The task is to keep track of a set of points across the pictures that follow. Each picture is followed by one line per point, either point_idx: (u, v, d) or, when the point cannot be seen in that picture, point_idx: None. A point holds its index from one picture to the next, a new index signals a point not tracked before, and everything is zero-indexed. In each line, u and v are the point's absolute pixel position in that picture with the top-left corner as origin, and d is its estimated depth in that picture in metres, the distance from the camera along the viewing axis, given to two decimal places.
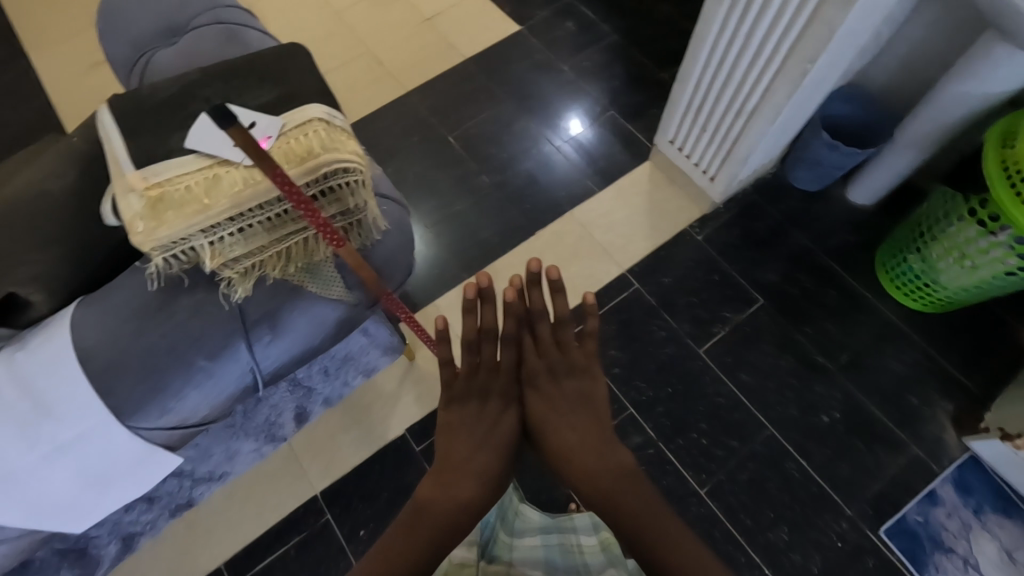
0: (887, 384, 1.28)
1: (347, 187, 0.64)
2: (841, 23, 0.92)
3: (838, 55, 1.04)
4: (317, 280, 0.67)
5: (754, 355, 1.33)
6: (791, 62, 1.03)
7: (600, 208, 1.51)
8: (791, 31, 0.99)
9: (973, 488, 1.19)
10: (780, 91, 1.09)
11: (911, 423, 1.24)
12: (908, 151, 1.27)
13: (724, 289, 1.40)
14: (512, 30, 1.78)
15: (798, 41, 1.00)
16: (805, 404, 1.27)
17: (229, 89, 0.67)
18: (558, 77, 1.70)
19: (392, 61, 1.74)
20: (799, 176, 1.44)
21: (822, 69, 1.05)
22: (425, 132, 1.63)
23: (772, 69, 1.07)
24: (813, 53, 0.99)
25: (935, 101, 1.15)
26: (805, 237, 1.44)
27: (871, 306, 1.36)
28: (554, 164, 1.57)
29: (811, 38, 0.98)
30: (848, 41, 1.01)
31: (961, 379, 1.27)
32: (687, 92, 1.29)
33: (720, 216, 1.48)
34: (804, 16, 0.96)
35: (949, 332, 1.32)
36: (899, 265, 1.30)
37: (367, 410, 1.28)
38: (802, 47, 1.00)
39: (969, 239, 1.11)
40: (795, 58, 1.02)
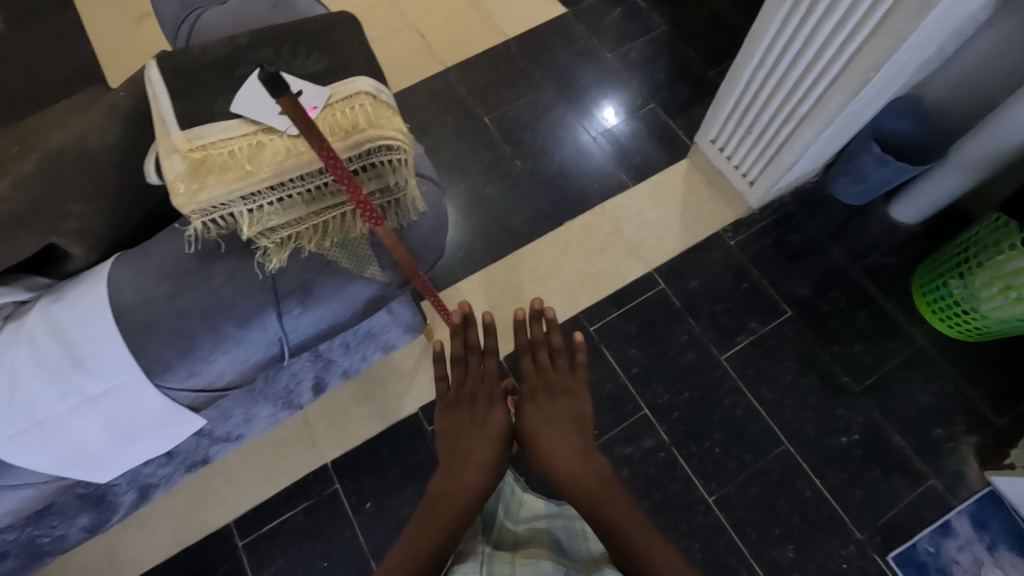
0: (912, 411, 1.25)
1: (389, 165, 0.63)
2: (911, 34, 0.88)
3: (900, 67, 1.00)
4: (351, 257, 0.66)
5: (776, 368, 1.30)
6: (850, 71, 1.00)
7: (632, 204, 1.48)
8: (855, 37, 0.95)
9: (990, 525, 1.16)
10: (834, 100, 1.05)
11: (931, 453, 1.21)
12: (959, 172, 1.23)
13: (752, 298, 1.37)
14: (557, 14, 1.73)
15: (861, 48, 0.96)
16: (824, 423, 1.25)
17: (279, 55, 0.66)
18: (601, 65, 1.66)
19: (434, 37, 1.72)
20: (841, 189, 1.40)
21: (883, 80, 1.01)
22: (461, 112, 1.61)
23: (829, 75, 1.03)
24: (877, 63, 0.95)
25: (995, 123, 1.10)
26: (841, 252, 1.40)
27: (903, 329, 1.32)
28: (589, 156, 1.54)
29: (876, 46, 0.93)
30: (914, 53, 0.97)
31: (989, 413, 1.24)
32: (735, 91, 1.24)
33: (755, 223, 1.44)
34: (871, 23, 0.91)
35: (983, 364, 1.28)
36: (937, 289, 1.26)
37: (382, 386, 1.29)
38: (864, 55, 0.96)
39: (1015, 270, 1.07)
40: (857, 66, 0.98)
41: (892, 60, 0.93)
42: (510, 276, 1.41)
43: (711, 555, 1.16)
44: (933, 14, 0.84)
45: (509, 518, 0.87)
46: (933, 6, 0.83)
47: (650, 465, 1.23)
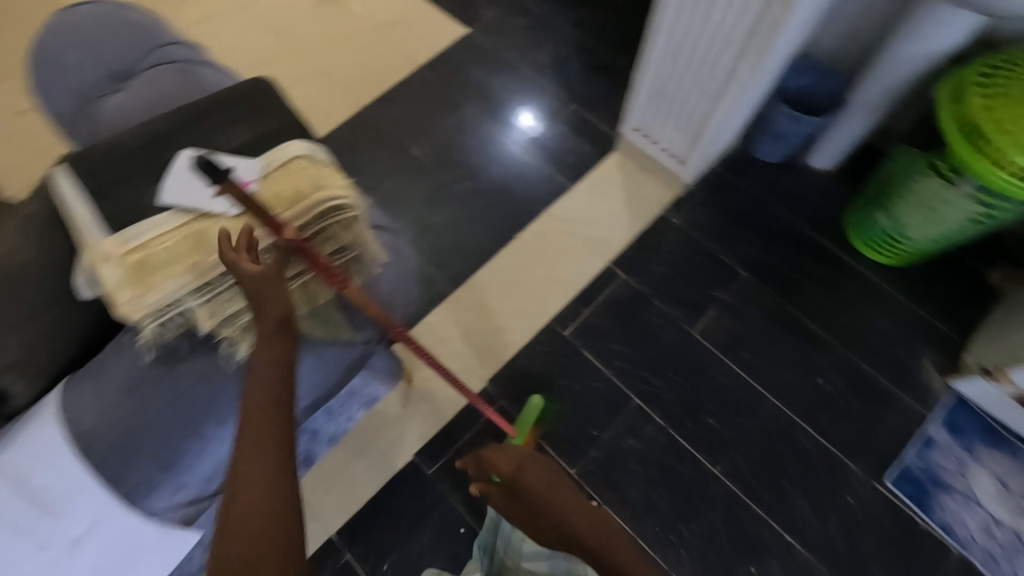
0: (873, 340, 1.33)
1: (342, 224, 0.61)
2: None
3: (794, 32, 1.08)
4: (322, 325, 0.63)
5: (748, 330, 1.36)
6: (754, 42, 1.06)
7: (578, 203, 1.50)
8: (752, 8, 1.02)
9: (963, 426, 1.25)
10: (744, 71, 1.12)
11: (900, 375, 1.30)
12: (861, 116, 1.33)
13: (710, 269, 1.42)
14: (462, 33, 1.76)
15: (759, 20, 1.03)
16: (801, 370, 1.31)
17: (201, 133, 0.63)
18: (516, 75, 1.69)
19: (344, 77, 1.69)
20: (763, 148, 1.50)
21: (782, 45, 1.08)
22: (390, 145, 1.59)
23: (735, 49, 1.10)
24: (775, 31, 1.02)
25: (886, 64, 1.20)
26: (777, 208, 1.48)
27: (848, 266, 1.41)
28: (526, 164, 1.56)
29: (773, 17, 1.01)
30: (803, 17, 1.05)
31: (938, 326, 1.34)
32: (648, 79, 1.29)
33: (694, 197, 1.50)
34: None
35: (921, 282, 1.38)
36: (868, 224, 1.35)
37: (374, 440, 1.25)
38: (764, 26, 1.03)
39: (932, 193, 1.14)
40: (758, 37, 1.05)
41: (788, 26, 1.01)
42: (476, 299, 1.39)
43: (731, 524, 1.19)
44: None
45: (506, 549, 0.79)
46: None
47: (654, 452, 1.25)
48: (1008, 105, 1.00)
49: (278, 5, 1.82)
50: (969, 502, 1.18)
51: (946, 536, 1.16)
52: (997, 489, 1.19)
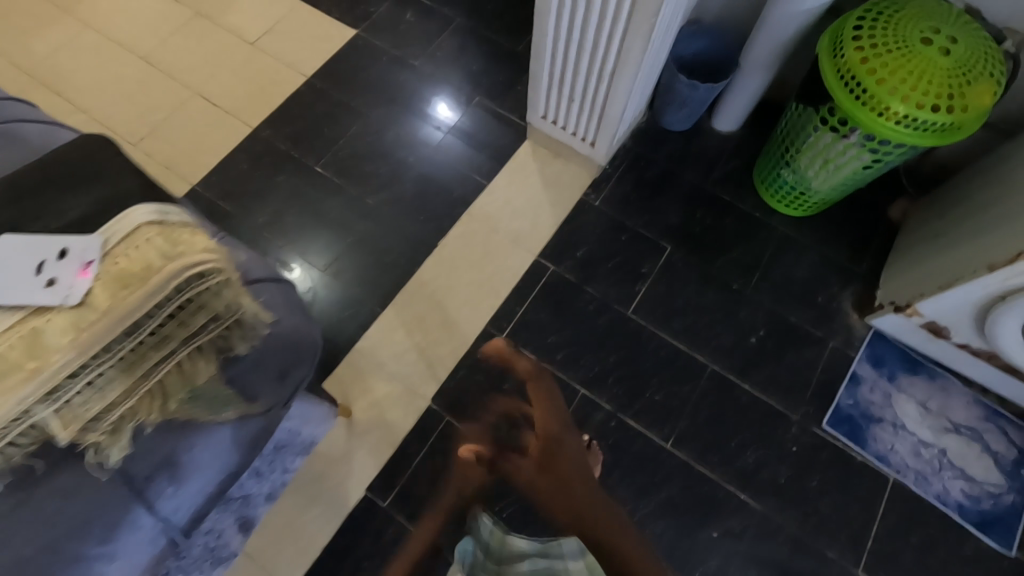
0: (797, 289, 1.38)
1: (209, 291, 0.53)
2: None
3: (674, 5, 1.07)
4: (209, 406, 0.56)
5: (680, 299, 1.37)
6: (636, 21, 1.04)
7: (496, 198, 1.47)
8: None
9: (884, 359, 1.32)
10: (632, 51, 1.10)
11: (825, 319, 1.35)
12: (755, 75, 1.35)
13: (636, 245, 1.42)
14: (350, 36, 1.67)
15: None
16: (735, 330, 1.34)
17: (20, 209, 0.53)
18: (414, 74, 1.62)
19: (227, 99, 1.57)
20: (671, 118, 1.49)
21: (665, 19, 1.07)
22: (289, 167, 1.49)
23: (619, 29, 1.07)
24: (654, 8, 1.00)
25: (770, 22, 1.22)
26: (691, 175, 1.50)
27: (763, 222, 1.45)
28: (437, 166, 1.50)
29: None
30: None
31: (851, 266, 1.40)
32: (545, 66, 1.26)
33: (611, 176, 1.49)
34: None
35: (832, 226, 1.44)
36: (775, 180, 1.39)
37: (321, 482, 1.19)
38: (642, 4, 1.01)
39: (827, 146, 1.18)
40: (638, 16, 1.03)
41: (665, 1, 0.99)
42: (407, 315, 1.34)
43: (688, 493, 1.21)
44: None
45: (491, 560, 0.77)
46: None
47: (606, 438, 1.25)
48: (882, 52, 1.02)
49: (140, 28, 1.66)
50: (897, 429, 1.26)
51: (881, 466, 1.23)
52: (920, 413, 1.27)
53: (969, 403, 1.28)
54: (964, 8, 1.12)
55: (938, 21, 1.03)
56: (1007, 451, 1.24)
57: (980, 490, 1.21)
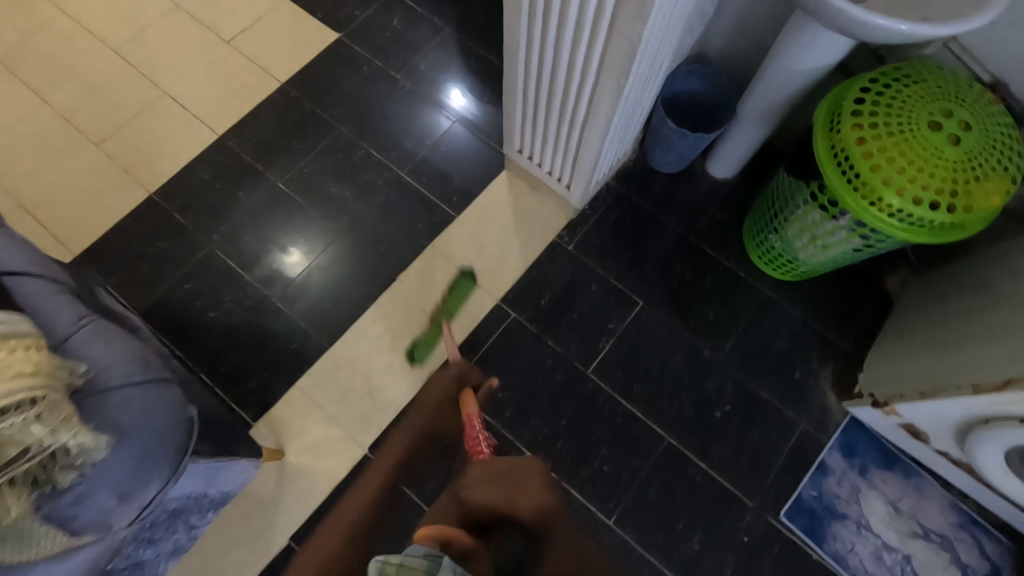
0: (772, 363, 1.28)
1: (22, 423, 0.58)
2: (641, 34, 0.82)
3: (651, 57, 0.96)
4: (14, 543, 0.59)
5: (644, 363, 1.28)
6: (605, 75, 0.93)
7: (463, 233, 1.39)
8: (595, 45, 0.88)
9: (858, 449, 1.22)
10: (602, 104, 0.99)
11: (798, 398, 1.25)
12: (751, 129, 1.23)
13: (605, 298, 1.33)
14: (332, 41, 1.58)
15: (604, 54, 0.90)
16: (698, 403, 1.25)
17: None
18: (392, 88, 1.53)
19: (196, 101, 1.50)
20: (658, 159, 1.38)
21: (639, 72, 0.96)
22: (252, 180, 1.43)
23: (588, 83, 0.97)
24: (624, 64, 0.89)
25: (765, 79, 1.10)
26: (674, 223, 1.39)
27: (746, 284, 1.34)
28: (404, 192, 1.43)
29: (616, 53, 0.88)
30: (656, 42, 0.92)
31: (835, 341, 1.29)
32: (518, 103, 1.16)
33: (588, 219, 1.40)
34: (603, 26, 0.84)
35: (821, 295, 1.33)
36: (762, 242, 1.28)
37: (244, 526, 1.15)
38: (610, 61, 0.90)
39: (816, 223, 1.06)
40: (607, 71, 0.92)
41: (636, 59, 0.88)
42: (354, 353, 1.28)
43: None
44: (652, 15, 0.79)
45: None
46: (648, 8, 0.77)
47: None
48: (882, 134, 0.90)
49: (115, 15, 1.59)
50: (861, 529, 1.17)
51: (837, 567, 1.15)
52: (889, 512, 1.18)
53: (944, 507, 1.18)
54: (990, 79, 0.98)
55: (952, 102, 0.90)
56: (978, 565, 1.14)
57: None
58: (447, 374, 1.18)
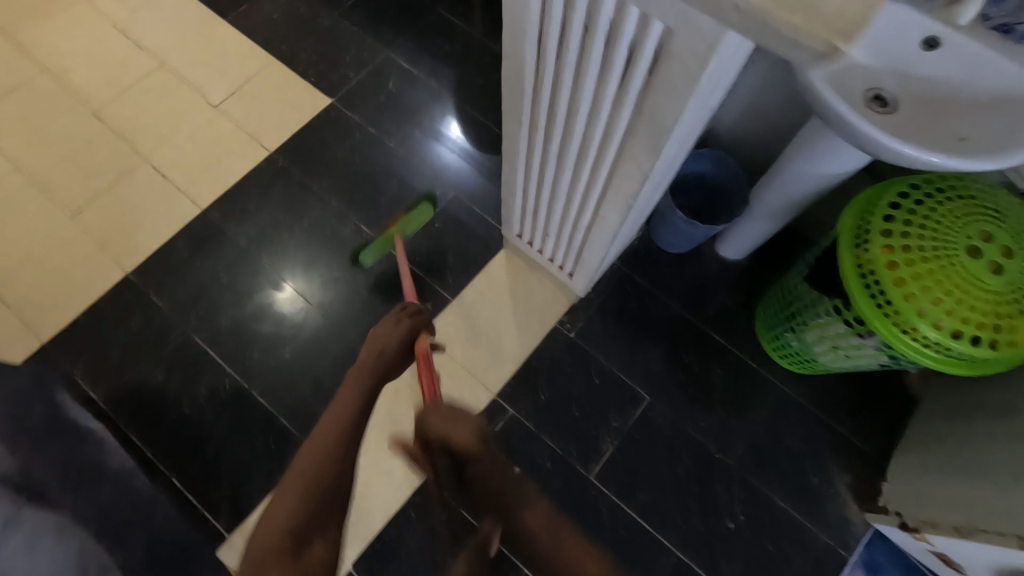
0: (788, 469, 1.19)
1: None
2: (653, 169, 0.72)
3: (662, 179, 0.86)
4: None
5: (651, 467, 1.19)
6: (611, 194, 0.83)
7: (457, 317, 1.31)
8: (602, 165, 0.79)
9: (881, 566, 1.13)
10: (608, 218, 0.90)
11: (816, 509, 1.16)
12: (766, 219, 1.16)
13: (608, 392, 1.25)
14: (324, 106, 1.51)
15: (612, 176, 0.81)
16: (708, 513, 1.16)
17: None
18: (386, 157, 1.46)
19: (178, 169, 1.43)
20: (664, 240, 1.31)
21: (651, 191, 0.86)
22: (235, 257, 1.36)
23: (594, 197, 0.88)
24: (633, 190, 0.79)
25: (784, 176, 1.03)
26: (681, 310, 1.31)
27: (759, 378, 1.26)
28: (396, 271, 1.36)
29: (623, 178, 0.78)
30: (671, 165, 0.82)
31: (855, 444, 1.21)
32: (517, 196, 1.08)
33: (590, 303, 1.32)
34: (611, 150, 0.75)
35: (840, 392, 1.24)
36: (776, 335, 1.20)
37: None
38: (618, 184, 0.81)
39: (840, 335, 0.99)
40: (615, 192, 0.83)
41: (646, 188, 0.78)
42: None
43: None
44: (665, 153, 0.68)
45: None
46: (661, 145, 0.67)
47: None
48: (916, 259, 0.82)
49: (97, 76, 1.51)
50: None
51: None
52: None
53: None
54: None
55: (991, 224, 0.83)
56: None
57: None
58: (394, 325, 0.89)
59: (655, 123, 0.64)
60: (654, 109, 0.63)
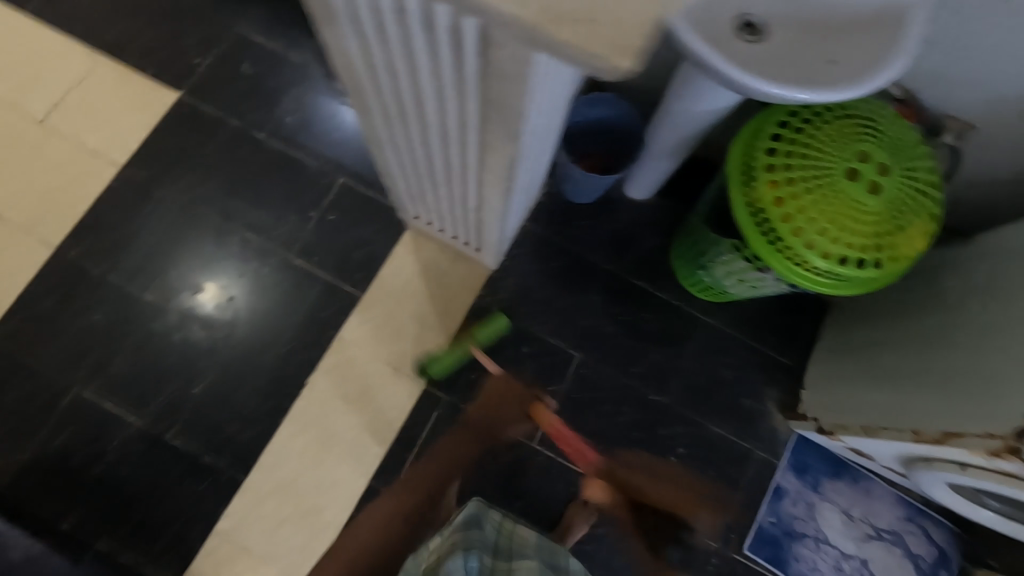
0: (719, 397, 1.25)
1: None
2: (518, 153, 0.67)
3: (540, 154, 0.81)
4: None
5: (593, 423, 1.22)
6: (487, 181, 0.78)
7: (373, 313, 1.25)
8: (468, 153, 0.73)
9: (808, 465, 1.23)
10: (493, 201, 0.84)
11: (748, 428, 1.23)
12: (662, 160, 1.14)
13: (541, 359, 1.24)
14: (173, 102, 1.32)
15: (482, 163, 0.74)
16: (650, 454, 1.21)
17: None
18: (260, 151, 1.32)
19: (16, 207, 1.24)
20: (569, 192, 1.27)
21: (528, 170, 0.81)
22: (113, 296, 1.21)
23: (472, 182, 0.81)
24: (506, 175, 0.73)
25: (669, 116, 1.00)
26: (600, 262, 1.29)
27: (682, 315, 1.28)
28: (299, 275, 1.26)
29: (492, 164, 0.73)
30: (542, 140, 0.77)
31: (777, 359, 1.27)
32: (401, 184, 0.99)
33: (508, 272, 1.28)
34: (472, 139, 0.68)
35: (757, 313, 1.29)
36: (690, 274, 1.20)
37: None
38: (489, 171, 0.75)
39: (743, 270, 0.99)
40: (490, 178, 0.76)
41: (519, 171, 0.72)
42: (278, 479, 1.15)
43: None
44: (524, 138, 0.63)
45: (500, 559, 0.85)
46: (518, 131, 0.62)
47: None
48: (799, 191, 0.82)
49: None
50: (820, 544, 1.19)
51: None
52: (843, 522, 1.20)
53: (892, 505, 1.21)
54: (902, 94, 0.94)
55: (866, 142, 0.83)
56: (927, 553, 1.19)
57: None
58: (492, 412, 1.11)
59: (504, 110, 0.59)
60: (498, 96, 0.57)
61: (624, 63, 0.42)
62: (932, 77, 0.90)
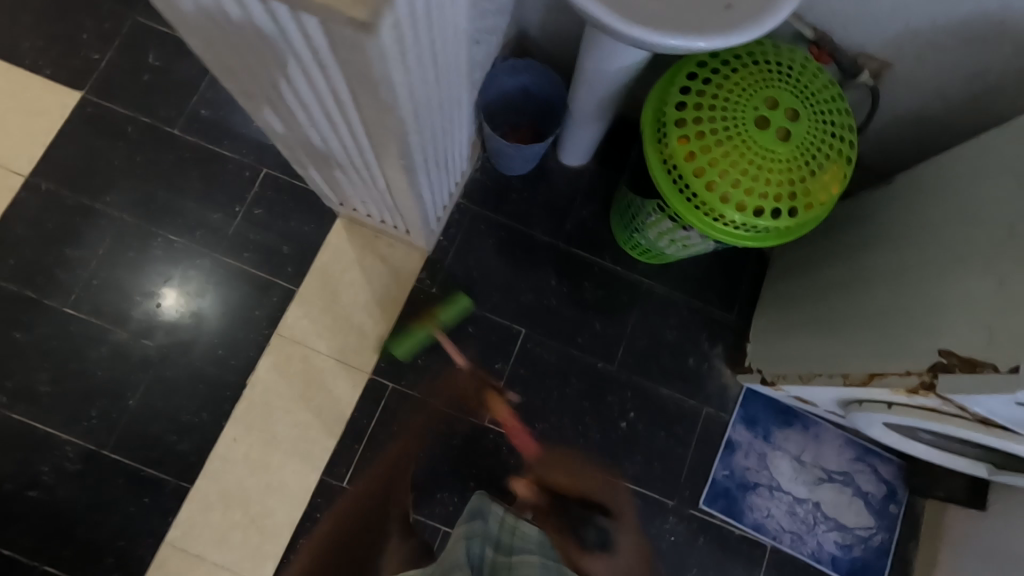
0: (666, 359, 1.25)
1: None
2: (399, 128, 0.63)
3: (439, 128, 0.77)
4: None
5: (542, 397, 1.21)
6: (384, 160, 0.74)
7: (310, 306, 1.21)
8: (355, 131, 0.69)
9: (758, 417, 1.24)
10: (398, 180, 0.81)
11: (696, 386, 1.24)
12: (587, 125, 1.11)
13: (486, 338, 1.23)
14: (76, 103, 1.25)
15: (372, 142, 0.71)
16: (602, 421, 1.21)
17: None
18: (176, 148, 1.25)
19: None
20: (502, 165, 1.24)
21: (429, 145, 0.77)
22: (32, 312, 1.16)
23: (372, 162, 0.78)
24: (398, 152, 0.70)
25: (582, 79, 0.98)
26: (539, 234, 1.27)
27: (625, 281, 1.27)
28: (229, 274, 1.21)
29: (382, 142, 0.69)
30: (436, 112, 0.73)
31: (722, 316, 1.27)
32: (312, 170, 0.95)
33: (446, 253, 1.25)
34: (352, 116, 0.65)
35: (700, 272, 1.28)
36: (628, 238, 1.19)
37: None
38: (381, 150, 0.71)
39: (671, 229, 0.99)
40: (385, 156, 0.73)
41: (411, 147, 0.69)
42: (226, 483, 1.13)
43: None
44: (399, 111, 0.60)
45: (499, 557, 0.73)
46: (389, 104, 0.58)
47: None
48: (710, 144, 0.80)
49: None
50: (773, 492, 1.22)
51: (758, 536, 1.20)
52: (795, 468, 1.23)
53: (840, 447, 1.24)
54: (812, 35, 0.91)
55: (775, 88, 0.81)
56: (876, 490, 1.22)
57: (853, 537, 1.21)
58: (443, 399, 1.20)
59: (366, 83, 0.55)
60: (354, 67, 0.53)
61: (359, 14, 0.46)
62: (840, 15, 0.87)
